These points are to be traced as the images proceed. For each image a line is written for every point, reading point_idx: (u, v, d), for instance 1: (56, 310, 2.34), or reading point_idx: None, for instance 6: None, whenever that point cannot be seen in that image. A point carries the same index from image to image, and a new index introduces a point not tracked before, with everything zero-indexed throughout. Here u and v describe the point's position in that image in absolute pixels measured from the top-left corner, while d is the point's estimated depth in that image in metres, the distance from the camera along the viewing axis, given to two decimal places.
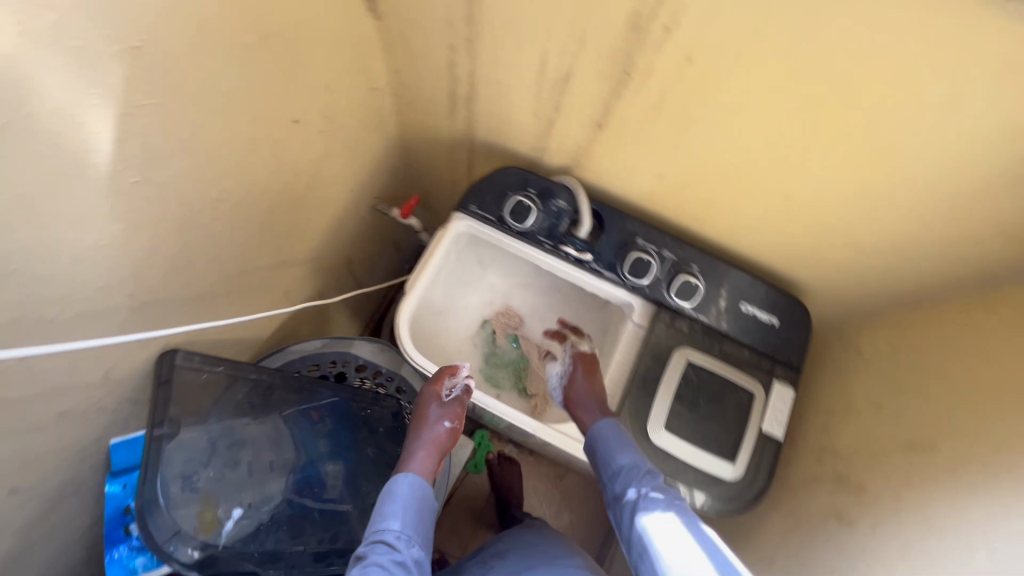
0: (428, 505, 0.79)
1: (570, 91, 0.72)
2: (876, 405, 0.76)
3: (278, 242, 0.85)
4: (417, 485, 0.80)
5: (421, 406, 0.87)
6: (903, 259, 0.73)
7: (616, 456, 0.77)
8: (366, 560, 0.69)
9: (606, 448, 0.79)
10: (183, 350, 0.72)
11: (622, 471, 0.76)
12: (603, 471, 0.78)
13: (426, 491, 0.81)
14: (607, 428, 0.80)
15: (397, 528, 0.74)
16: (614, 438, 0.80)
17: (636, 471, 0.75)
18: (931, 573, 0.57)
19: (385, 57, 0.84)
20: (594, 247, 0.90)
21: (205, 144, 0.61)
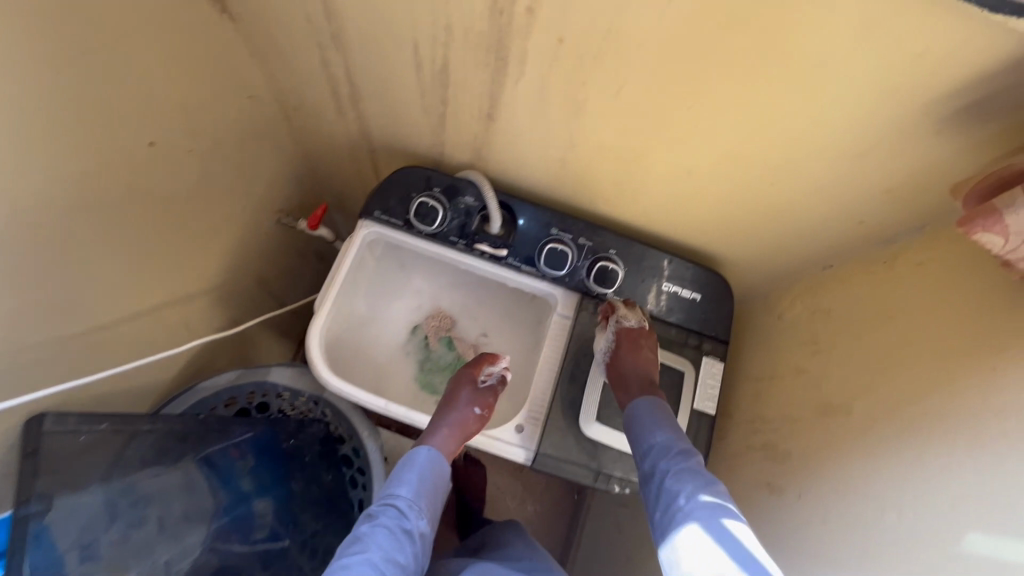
0: (443, 482, 0.79)
1: (453, 82, 0.67)
2: (795, 369, 0.78)
3: (161, 274, 0.77)
4: (438, 462, 0.79)
5: (455, 385, 0.84)
6: (806, 226, 0.74)
7: (653, 424, 0.75)
8: (375, 520, 0.71)
9: (647, 417, 0.76)
10: (52, 412, 0.62)
11: (654, 439, 0.74)
12: (636, 437, 0.76)
13: (444, 471, 0.80)
14: (648, 404, 0.77)
15: (409, 497, 0.74)
16: (655, 412, 0.77)
17: (667, 434, 0.74)
18: (850, 537, 0.59)
19: (249, 56, 0.76)
20: (509, 242, 0.87)
21: (17, 179, 0.52)
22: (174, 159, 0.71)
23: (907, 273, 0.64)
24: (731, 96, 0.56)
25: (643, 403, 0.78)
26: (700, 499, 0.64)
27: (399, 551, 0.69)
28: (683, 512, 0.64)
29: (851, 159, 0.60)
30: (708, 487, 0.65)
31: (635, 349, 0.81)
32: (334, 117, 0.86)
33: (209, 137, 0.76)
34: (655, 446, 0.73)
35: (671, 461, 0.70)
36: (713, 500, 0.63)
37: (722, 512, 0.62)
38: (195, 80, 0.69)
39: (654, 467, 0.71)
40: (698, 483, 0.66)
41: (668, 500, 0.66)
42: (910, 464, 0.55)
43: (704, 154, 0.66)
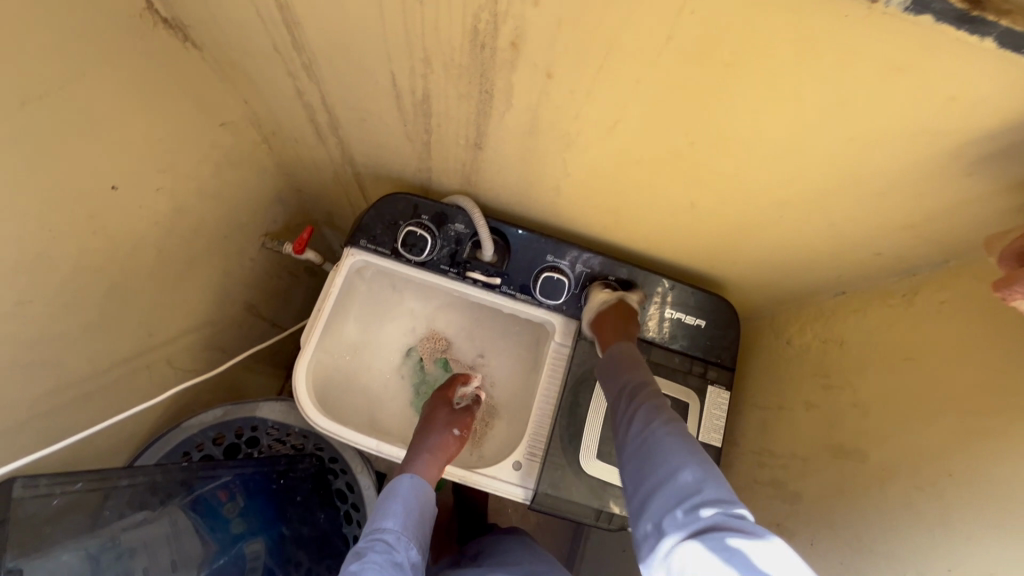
0: (428, 509, 0.80)
1: (436, 112, 0.62)
2: (806, 403, 0.74)
3: (138, 319, 0.73)
4: (421, 488, 0.80)
5: (432, 409, 0.85)
6: (817, 257, 0.69)
7: (626, 369, 0.75)
8: (365, 557, 0.70)
9: (622, 362, 0.76)
10: (22, 476, 0.58)
11: (629, 383, 0.73)
12: (611, 381, 0.76)
13: (428, 497, 0.81)
14: (622, 350, 0.76)
15: (397, 529, 0.75)
16: (630, 357, 0.76)
17: (640, 380, 0.73)
18: None
19: (221, 84, 0.71)
20: (503, 269, 0.83)
21: None
22: (143, 199, 0.66)
23: (928, 312, 0.60)
24: (739, 133, 0.51)
25: (620, 347, 0.77)
26: (669, 439, 0.64)
27: None
28: (651, 452, 0.64)
29: (870, 195, 0.55)
30: (678, 429, 0.65)
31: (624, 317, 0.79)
32: (314, 141, 0.81)
33: (182, 172, 0.71)
34: (630, 390, 0.73)
35: (643, 403, 0.70)
36: (681, 441, 0.63)
37: (688, 450, 0.62)
38: (162, 115, 0.64)
39: (626, 410, 0.71)
40: (668, 423, 0.66)
41: (637, 443, 0.67)
42: (932, 527, 0.51)
43: (709, 185, 0.61)
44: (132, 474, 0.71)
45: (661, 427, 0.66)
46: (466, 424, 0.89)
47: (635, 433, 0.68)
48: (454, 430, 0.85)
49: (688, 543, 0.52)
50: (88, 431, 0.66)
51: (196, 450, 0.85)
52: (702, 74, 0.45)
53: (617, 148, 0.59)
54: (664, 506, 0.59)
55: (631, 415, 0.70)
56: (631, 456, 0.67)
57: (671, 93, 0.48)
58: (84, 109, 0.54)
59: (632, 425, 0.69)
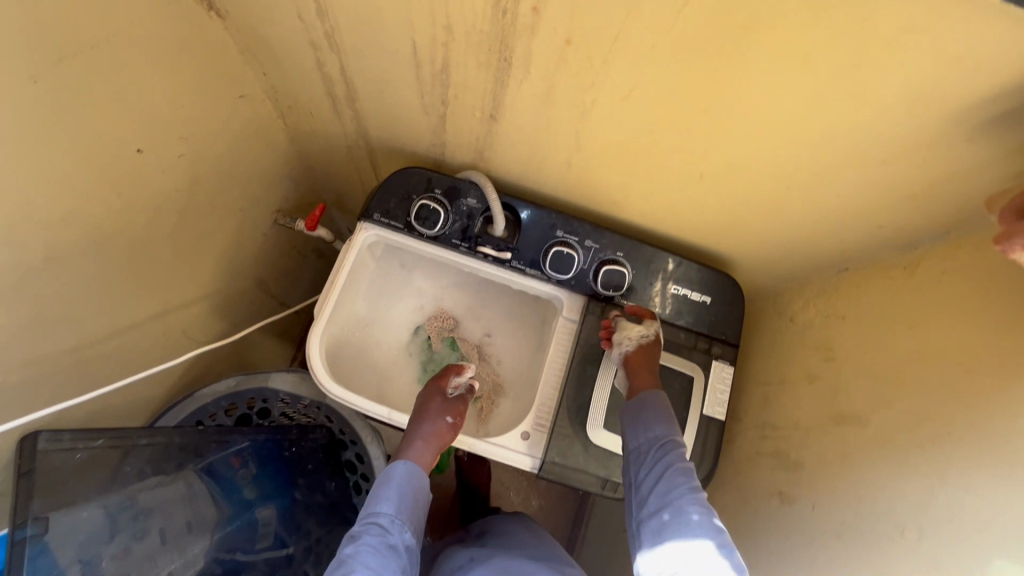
0: (424, 493, 0.80)
1: (453, 83, 0.64)
2: (808, 376, 0.76)
3: (156, 284, 0.74)
4: (415, 474, 0.80)
5: (425, 399, 0.84)
6: (819, 233, 0.71)
7: (657, 423, 0.74)
8: (359, 540, 0.71)
9: (652, 412, 0.75)
10: (46, 429, 0.60)
11: (657, 437, 0.73)
12: (635, 430, 0.75)
13: (423, 481, 0.81)
14: (656, 403, 0.76)
15: (391, 513, 0.75)
16: (662, 412, 0.75)
17: (668, 438, 0.73)
18: (866, 555, 0.57)
19: (241, 55, 0.73)
20: (513, 244, 0.85)
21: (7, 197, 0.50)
22: (166, 165, 0.68)
23: (929, 282, 0.62)
24: (747, 101, 0.53)
25: (654, 398, 0.76)
26: (693, 506, 0.65)
27: (386, 566, 0.69)
28: (671, 512, 0.66)
29: (874, 164, 0.57)
30: (700, 496, 0.67)
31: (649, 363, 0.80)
32: (331, 116, 0.83)
33: (203, 141, 0.73)
34: (655, 443, 0.73)
35: (669, 462, 0.70)
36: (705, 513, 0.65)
37: (711, 522, 0.63)
38: (186, 82, 0.66)
39: (650, 464, 0.71)
40: (691, 489, 0.67)
41: (655, 503, 0.68)
42: (931, 483, 0.53)
43: (717, 156, 0.63)
44: (151, 434, 0.72)
45: (683, 491, 0.67)
46: (460, 413, 0.88)
47: (655, 490, 0.69)
48: (448, 419, 0.84)
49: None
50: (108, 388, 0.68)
51: (209, 419, 0.88)
52: (716, 39, 0.47)
53: (630, 119, 0.61)
54: (672, 570, 0.61)
55: (654, 470, 0.70)
56: (646, 510, 0.68)
57: (685, 61, 0.50)
58: (115, 70, 0.56)
59: (654, 481, 0.70)
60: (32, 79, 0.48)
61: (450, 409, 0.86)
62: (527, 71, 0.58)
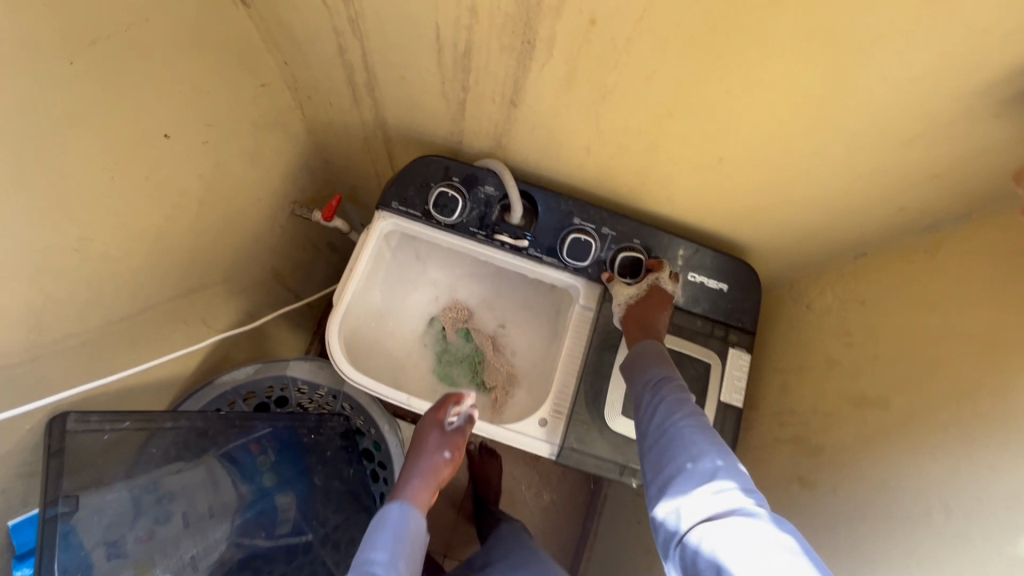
0: (421, 537, 0.77)
1: (474, 68, 0.65)
2: (827, 361, 0.76)
3: (179, 270, 0.75)
4: (412, 514, 0.78)
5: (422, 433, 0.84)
6: (838, 217, 0.71)
7: (655, 364, 0.76)
8: None
9: (648, 355, 0.77)
10: (76, 410, 0.61)
11: (655, 376, 0.75)
12: (639, 373, 0.77)
13: (419, 523, 0.78)
14: (651, 348, 0.78)
15: (385, 561, 0.70)
16: (658, 354, 0.77)
17: (667, 376, 0.74)
18: (892, 536, 0.57)
19: (264, 44, 0.74)
20: (530, 232, 0.85)
21: (42, 178, 0.51)
22: (191, 152, 0.69)
23: (951, 264, 0.62)
24: (769, 80, 0.53)
25: (648, 343, 0.78)
26: (697, 436, 0.66)
27: None
28: (675, 442, 0.66)
29: (897, 143, 0.57)
30: (701, 422, 0.67)
31: (656, 310, 0.81)
32: (350, 105, 0.84)
33: (226, 129, 0.74)
34: (654, 382, 0.74)
35: (668, 395, 0.71)
36: (710, 440, 0.65)
37: (717, 448, 0.64)
38: (211, 69, 0.67)
39: (650, 401, 0.72)
40: (692, 417, 0.68)
41: (660, 435, 0.68)
42: (957, 461, 0.53)
43: (738, 139, 0.63)
44: (176, 418, 0.72)
45: (685, 420, 0.68)
46: (457, 447, 0.88)
47: (657, 424, 0.69)
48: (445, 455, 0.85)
49: (705, 520, 0.55)
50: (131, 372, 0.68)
51: (228, 407, 0.88)
52: (741, 17, 0.47)
53: (651, 102, 0.61)
54: (680, 489, 0.61)
55: (655, 405, 0.71)
56: (651, 445, 0.69)
57: (709, 40, 0.51)
58: (146, 55, 0.57)
59: (657, 419, 0.70)
60: (67, 59, 0.49)
61: (447, 444, 0.87)
62: (550, 53, 0.59)
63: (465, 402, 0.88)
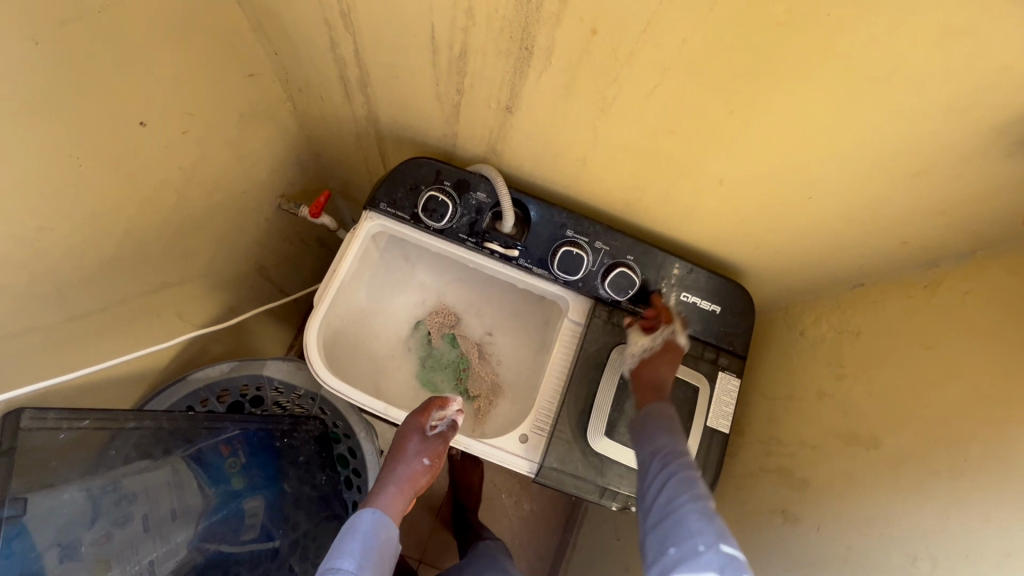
0: (391, 547, 0.72)
1: (470, 72, 0.63)
2: (818, 392, 0.74)
3: (152, 263, 0.72)
4: (384, 523, 0.73)
5: (404, 435, 0.82)
6: (838, 246, 0.69)
7: (661, 432, 0.68)
8: None
9: (655, 419, 0.69)
10: (32, 408, 0.58)
11: (663, 445, 0.66)
12: (644, 437, 0.69)
13: (392, 533, 0.74)
14: (659, 411, 0.70)
15: (351, 570, 0.66)
16: (666, 418, 0.69)
17: (677, 448, 0.66)
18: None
19: (255, 32, 0.71)
20: (521, 242, 0.83)
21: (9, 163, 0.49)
22: (170, 143, 0.66)
23: (951, 302, 0.60)
24: (775, 104, 0.51)
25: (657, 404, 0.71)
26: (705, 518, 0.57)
27: None
28: (678, 530, 0.57)
29: (904, 176, 0.55)
30: (708, 508, 0.59)
31: (672, 363, 0.77)
32: (341, 100, 0.81)
33: (210, 119, 0.71)
34: (660, 451, 0.66)
35: (674, 470, 0.63)
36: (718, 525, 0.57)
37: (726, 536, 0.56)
38: (195, 57, 0.64)
39: (654, 474, 0.64)
40: (697, 500, 0.59)
41: (659, 511, 0.60)
42: (948, 510, 0.51)
43: (738, 160, 0.61)
44: (139, 417, 0.70)
45: (690, 504, 0.59)
46: (436, 455, 0.85)
47: (660, 502, 0.61)
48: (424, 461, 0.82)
49: None
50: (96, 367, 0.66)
51: (200, 405, 0.86)
52: (748, 36, 0.45)
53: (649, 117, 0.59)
54: None
55: (658, 478, 0.63)
56: (652, 527, 0.60)
57: (715, 59, 0.48)
58: (123, 39, 0.54)
59: (660, 491, 0.62)
60: (32, 40, 0.46)
61: (427, 450, 0.84)
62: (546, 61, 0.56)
63: (449, 407, 0.89)
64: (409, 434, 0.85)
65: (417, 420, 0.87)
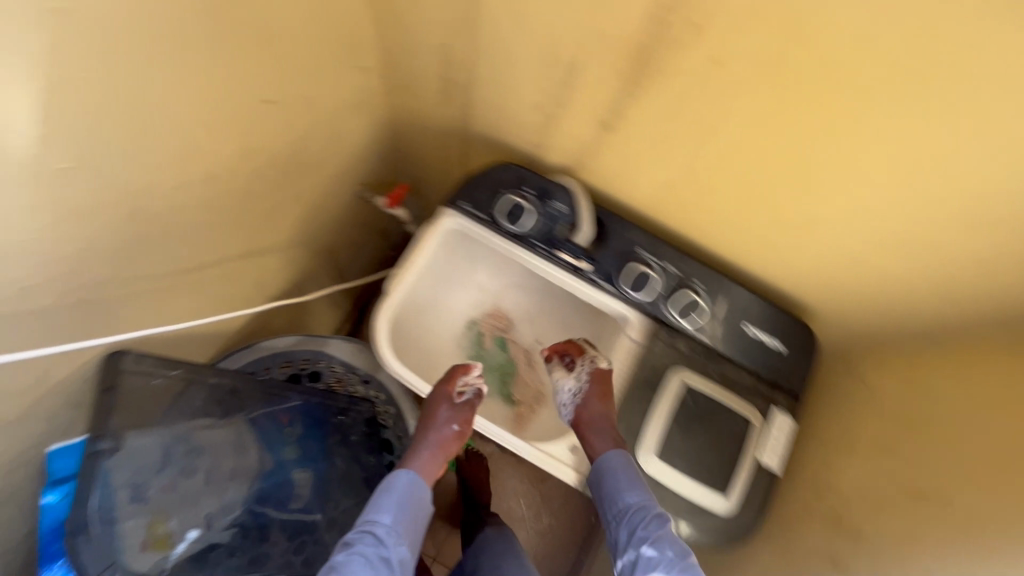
0: (425, 504, 0.78)
1: (577, 87, 0.65)
2: (881, 442, 0.73)
3: (250, 232, 0.77)
4: (417, 484, 0.78)
5: (433, 405, 0.82)
6: (921, 297, 0.69)
7: (637, 499, 0.73)
8: (351, 549, 0.69)
9: (625, 479, 0.74)
10: (134, 352, 0.65)
11: (627, 505, 0.72)
12: (607, 494, 0.75)
13: (424, 492, 0.79)
14: (627, 473, 0.75)
15: (388, 523, 0.72)
16: (636, 482, 0.74)
17: (654, 513, 0.71)
18: None
19: (375, 30, 0.76)
20: (593, 256, 0.84)
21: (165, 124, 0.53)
22: (288, 123, 0.71)
23: None
24: None
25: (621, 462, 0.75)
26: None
27: None
28: None
29: (1010, 233, 0.54)
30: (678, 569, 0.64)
31: (603, 395, 0.81)
32: (438, 102, 0.85)
33: (322, 105, 0.76)
34: (630, 514, 0.72)
35: (642, 536, 0.69)
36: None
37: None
38: (324, 46, 0.69)
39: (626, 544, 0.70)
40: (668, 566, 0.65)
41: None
42: None
43: (835, 194, 0.62)
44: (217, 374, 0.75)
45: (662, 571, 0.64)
46: (467, 420, 0.87)
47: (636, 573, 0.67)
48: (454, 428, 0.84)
49: None
50: (192, 324, 0.70)
51: (263, 373, 0.89)
52: None
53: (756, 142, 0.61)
54: None
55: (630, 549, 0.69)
56: None
57: None
58: (274, 23, 0.59)
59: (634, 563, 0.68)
60: (207, 16, 0.50)
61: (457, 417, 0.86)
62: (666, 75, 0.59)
63: (473, 373, 0.87)
64: (439, 400, 0.86)
65: (444, 387, 0.87)
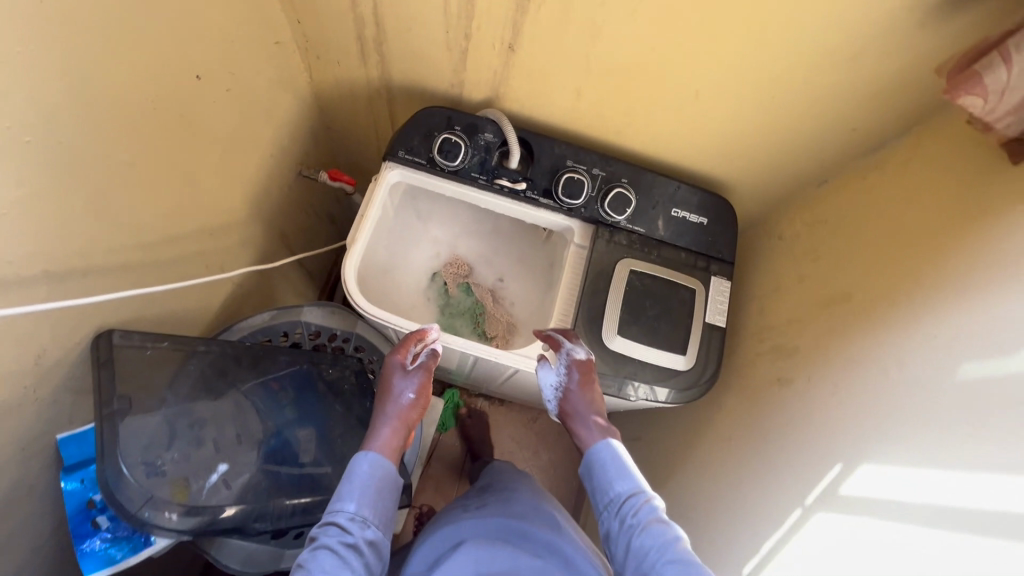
0: (391, 484, 0.76)
1: (478, 17, 0.74)
2: (797, 277, 0.85)
3: (207, 214, 0.81)
4: (381, 465, 0.76)
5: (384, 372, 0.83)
6: (803, 138, 0.80)
7: None
8: (315, 543, 0.68)
9: None
10: (120, 329, 0.68)
11: None
12: None
13: (391, 471, 0.77)
14: None
15: (353, 511, 0.71)
16: None
17: None
18: (873, 394, 0.65)
19: (284, 5, 0.81)
20: (527, 175, 0.93)
21: (112, 99, 0.57)
22: (220, 101, 0.75)
23: (893, 171, 0.72)
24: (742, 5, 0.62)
25: None
26: None
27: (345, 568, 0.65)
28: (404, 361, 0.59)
29: (843, 61, 0.67)
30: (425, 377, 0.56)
31: (585, 382, 0.84)
32: (356, 62, 0.90)
33: (248, 81, 0.80)
34: None
35: None
36: None
37: None
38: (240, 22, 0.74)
39: None
40: None
41: None
42: (924, 325, 0.61)
43: (720, 63, 0.71)
44: (207, 341, 0.79)
45: None
46: (424, 385, 0.87)
47: None
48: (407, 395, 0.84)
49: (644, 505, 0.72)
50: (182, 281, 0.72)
51: None
52: None
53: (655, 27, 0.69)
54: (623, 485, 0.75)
55: None
56: None
57: None
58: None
59: None
60: None
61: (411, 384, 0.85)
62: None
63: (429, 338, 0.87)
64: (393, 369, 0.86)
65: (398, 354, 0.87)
